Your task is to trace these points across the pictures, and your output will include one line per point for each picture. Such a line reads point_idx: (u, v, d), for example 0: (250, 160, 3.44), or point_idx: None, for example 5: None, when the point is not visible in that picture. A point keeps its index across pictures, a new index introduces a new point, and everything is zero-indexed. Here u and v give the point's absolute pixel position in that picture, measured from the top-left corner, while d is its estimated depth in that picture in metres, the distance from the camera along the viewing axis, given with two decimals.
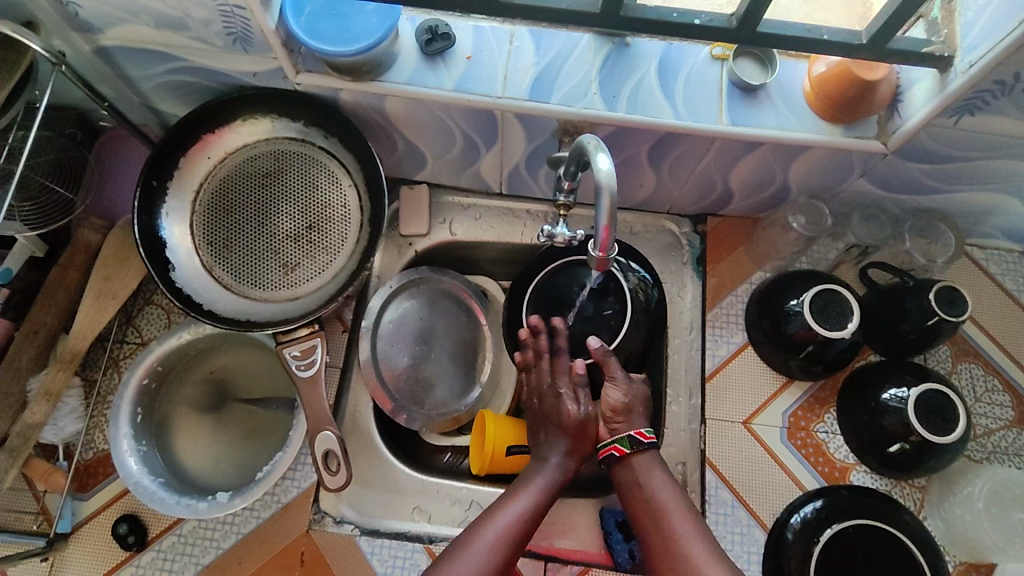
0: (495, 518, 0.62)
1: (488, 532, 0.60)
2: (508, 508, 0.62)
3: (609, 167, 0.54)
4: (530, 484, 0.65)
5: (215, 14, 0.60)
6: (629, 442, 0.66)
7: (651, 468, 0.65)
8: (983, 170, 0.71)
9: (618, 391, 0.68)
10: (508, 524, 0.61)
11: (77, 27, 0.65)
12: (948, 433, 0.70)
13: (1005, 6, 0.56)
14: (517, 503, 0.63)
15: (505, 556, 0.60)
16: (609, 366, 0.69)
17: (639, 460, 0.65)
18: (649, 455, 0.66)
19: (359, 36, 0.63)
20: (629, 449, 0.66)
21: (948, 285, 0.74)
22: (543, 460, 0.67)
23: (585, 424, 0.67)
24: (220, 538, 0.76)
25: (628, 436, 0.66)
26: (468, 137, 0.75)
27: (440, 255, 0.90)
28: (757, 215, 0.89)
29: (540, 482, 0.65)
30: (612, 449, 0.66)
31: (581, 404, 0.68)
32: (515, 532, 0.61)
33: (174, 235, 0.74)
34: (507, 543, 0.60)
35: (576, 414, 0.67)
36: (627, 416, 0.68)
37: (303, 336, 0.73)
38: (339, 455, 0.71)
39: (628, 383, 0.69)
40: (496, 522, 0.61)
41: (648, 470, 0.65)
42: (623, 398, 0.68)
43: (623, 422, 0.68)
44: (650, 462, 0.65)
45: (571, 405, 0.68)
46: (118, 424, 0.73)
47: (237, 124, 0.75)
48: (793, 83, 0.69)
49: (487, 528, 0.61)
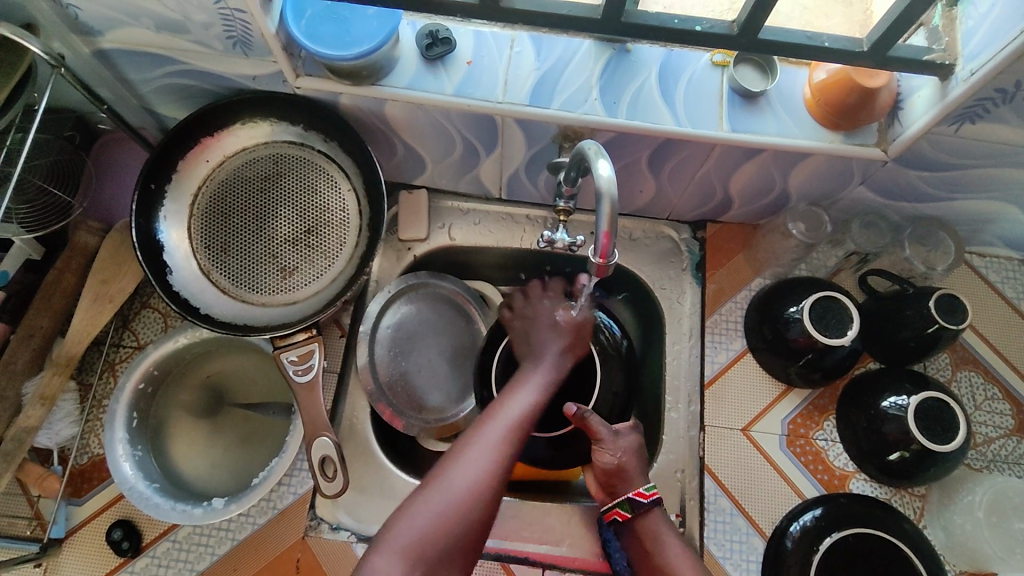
0: (498, 413, 0.61)
1: (494, 424, 0.60)
2: (511, 402, 0.62)
3: (610, 174, 0.53)
4: (529, 377, 0.64)
5: (215, 18, 0.60)
6: (630, 506, 0.64)
7: (660, 528, 0.64)
8: (983, 178, 0.71)
9: (608, 454, 0.66)
10: (520, 414, 0.61)
11: (77, 30, 0.65)
12: (948, 441, 0.70)
13: (1006, 14, 0.56)
14: (520, 396, 0.62)
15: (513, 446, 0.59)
16: (592, 427, 0.65)
17: (649, 521, 0.64)
18: (657, 514, 0.64)
19: (360, 40, 0.63)
20: (631, 513, 0.64)
21: (948, 292, 0.74)
22: (539, 355, 0.67)
23: (582, 325, 0.69)
24: (215, 544, 0.75)
25: (628, 499, 0.65)
26: (468, 142, 0.75)
27: (439, 260, 0.90)
28: (756, 222, 0.88)
29: (540, 375, 0.64)
30: (615, 514, 0.65)
31: (578, 310, 0.70)
32: (520, 423, 0.60)
33: (172, 239, 0.73)
34: (514, 433, 0.59)
35: (574, 317, 0.69)
36: (623, 476, 0.66)
37: (300, 341, 0.72)
38: (336, 462, 0.71)
39: (614, 440, 0.66)
40: (500, 415, 0.61)
41: (657, 532, 0.64)
42: (615, 459, 0.66)
43: (621, 483, 0.66)
44: (655, 522, 0.64)
45: (566, 311, 0.70)
46: (114, 429, 0.72)
47: (236, 128, 0.75)
48: (794, 91, 0.69)
49: (490, 421, 0.60)
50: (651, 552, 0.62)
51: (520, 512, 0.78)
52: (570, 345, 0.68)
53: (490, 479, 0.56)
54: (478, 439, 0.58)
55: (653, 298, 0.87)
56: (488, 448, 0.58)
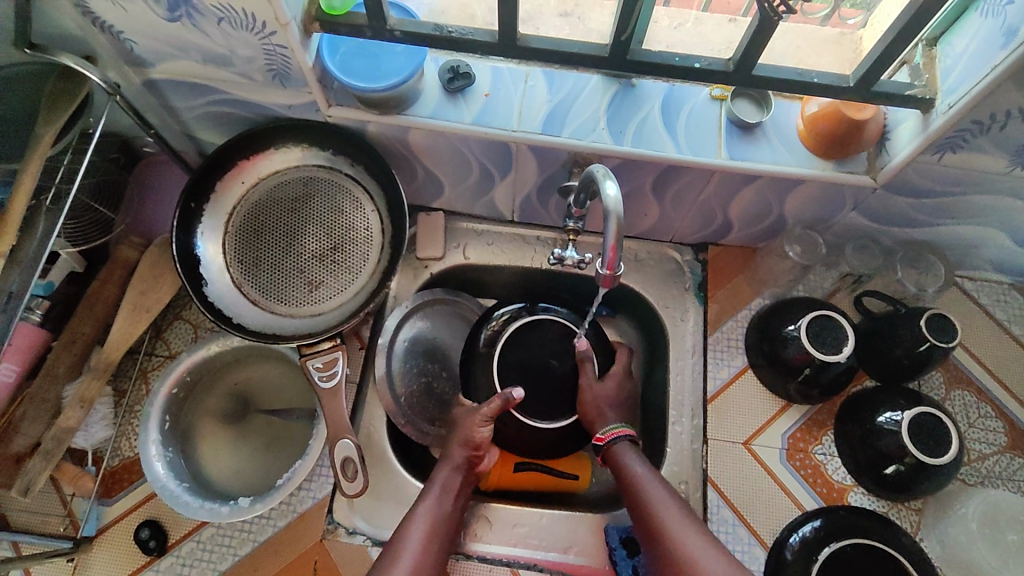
0: (410, 526, 0.68)
1: (414, 528, 0.67)
2: (423, 505, 0.70)
3: (616, 193, 0.58)
4: (433, 489, 0.72)
5: (259, 52, 0.66)
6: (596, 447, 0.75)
7: (629, 454, 0.72)
8: (968, 204, 0.76)
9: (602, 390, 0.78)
10: (435, 515, 0.69)
11: (131, 62, 0.71)
12: (940, 455, 0.73)
13: (980, 55, 0.61)
14: (431, 499, 0.71)
15: (435, 543, 0.67)
16: (585, 369, 0.79)
17: (614, 451, 0.73)
18: (626, 443, 0.73)
19: (389, 74, 0.69)
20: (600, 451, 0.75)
21: (938, 313, 0.78)
22: (438, 465, 0.75)
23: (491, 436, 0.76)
24: (238, 545, 0.79)
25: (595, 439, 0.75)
26: (484, 166, 0.80)
27: (453, 279, 0.95)
28: (755, 245, 0.93)
29: (450, 478, 0.73)
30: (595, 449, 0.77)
31: (488, 425, 0.75)
32: (438, 522, 0.69)
33: (208, 252, 0.79)
34: (432, 536, 0.67)
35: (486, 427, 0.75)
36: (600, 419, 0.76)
37: (325, 349, 0.77)
38: (357, 463, 0.75)
39: (597, 384, 0.78)
40: (419, 516, 0.69)
41: (628, 457, 0.72)
42: (593, 399, 0.77)
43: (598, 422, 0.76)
44: (628, 448, 0.73)
45: (479, 429, 0.75)
46: (148, 430, 0.77)
47: (271, 151, 0.81)
48: (788, 122, 0.74)
49: (409, 527, 0.67)
50: (623, 474, 0.71)
51: (529, 519, 0.81)
52: (472, 449, 0.75)
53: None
54: (407, 542, 0.66)
55: (657, 315, 0.91)
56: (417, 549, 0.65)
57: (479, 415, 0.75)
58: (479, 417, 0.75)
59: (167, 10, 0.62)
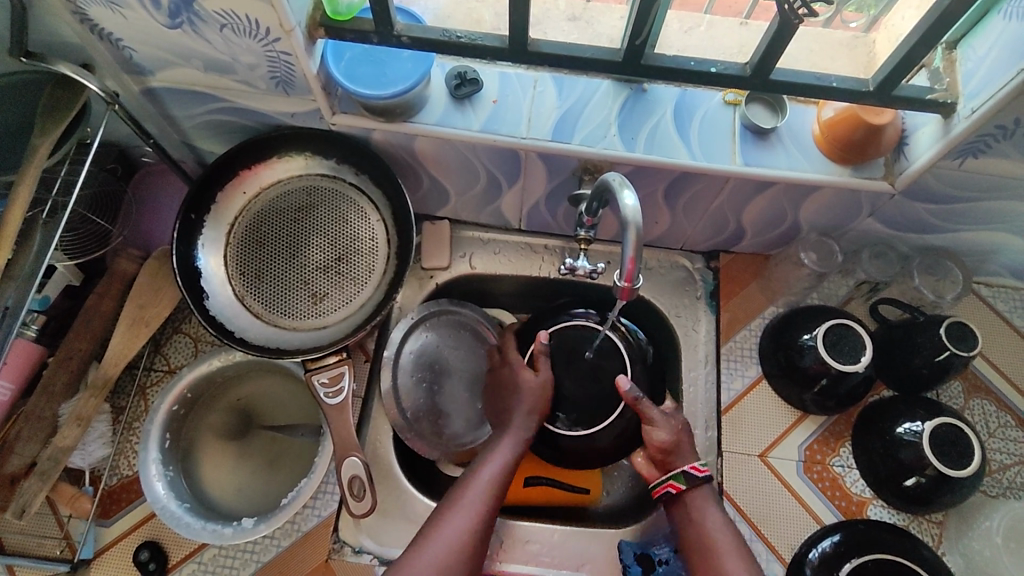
0: (478, 473, 0.68)
1: (472, 488, 0.67)
2: (485, 468, 0.68)
3: (634, 203, 0.56)
4: (506, 439, 0.71)
5: (262, 59, 0.64)
6: (683, 478, 0.69)
7: (707, 504, 0.68)
8: (986, 210, 0.75)
9: (662, 431, 0.71)
10: (492, 479, 0.68)
11: (130, 70, 0.70)
12: (963, 467, 0.71)
13: (1004, 57, 0.60)
14: (503, 450, 0.70)
15: (489, 506, 0.66)
16: (642, 410, 0.71)
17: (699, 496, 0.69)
18: (706, 488, 0.69)
19: (395, 80, 0.67)
20: (684, 485, 0.68)
21: (958, 321, 0.76)
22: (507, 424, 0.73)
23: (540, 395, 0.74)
24: (240, 566, 0.76)
25: (683, 471, 0.69)
26: (492, 174, 0.79)
27: (459, 288, 0.92)
28: (767, 253, 0.91)
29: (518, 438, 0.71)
30: (669, 486, 0.69)
31: (539, 372, 0.75)
32: (493, 487, 0.67)
33: (210, 265, 0.77)
34: (494, 488, 0.67)
35: (534, 386, 0.74)
36: (674, 453, 0.71)
37: (331, 363, 0.75)
38: (365, 481, 0.72)
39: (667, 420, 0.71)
40: (491, 462, 0.69)
41: (704, 507, 0.68)
42: (668, 437, 0.70)
43: (675, 458, 0.71)
44: (704, 496, 0.69)
45: (526, 373, 0.75)
46: (148, 449, 0.75)
47: (273, 161, 0.79)
48: (802, 128, 0.73)
49: (475, 476, 0.68)
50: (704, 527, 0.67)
51: (541, 536, 0.79)
52: (540, 415, 0.73)
53: (468, 541, 0.64)
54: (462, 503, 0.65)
55: (669, 325, 0.89)
56: (467, 513, 0.65)
57: (533, 371, 0.75)
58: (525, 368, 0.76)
59: (168, 17, 0.60)
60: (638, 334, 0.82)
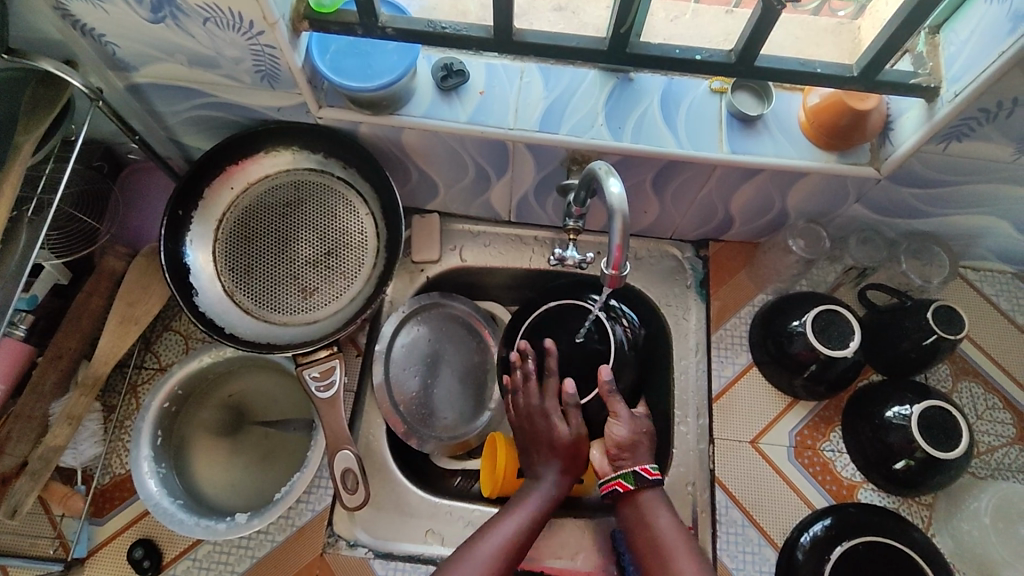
0: (497, 529, 0.68)
1: (485, 545, 0.66)
2: (501, 527, 0.68)
3: (620, 191, 0.57)
4: (530, 498, 0.71)
5: (246, 53, 0.64)
6: (633, 478, 0.69)
7: (655, 505, 0.68)
8: (972, 193, 0.75)
9: (622, 427, 0.72)
10: (508, 537, 0.67)
11: (113, 65, 0.69)
12: (951, 448, 0.72)
13: (986, 41, 0.60)
14: (523, 510, 0.70)
15: (501, 564, 0.65)
16: (610, 401, 0.73)
17: (643, 498, 0.69)
18: (655, 492, 0.69)
19: (381, 72, 0.67)
20: (633, 485, 0.69)
21: (946, 304, 0.76)
22: (533, 482, 0.73)
23: (574, 445, 0.73)
24: (235, 562, 0.76)
25: (633, 471, 0.70)
26: (480, 166, 0.79)
27: (450, 281, 0.92)
28: (756, 240, 0.92)
29: (538, 499, 0.71)
30: (616, 484, 0.70)
31: (573, 426, 0.74)
32: (508, 544, 0.66)
33: (198, 261, 0.76)
34: (510, 545, 0.66)
35: (566, 437, 0.73)
36: (632, 452, 0.71)
37: (322, 358, 0.75)
38: (358, 474, 0.73)
39: (631, 419, 0.72)
40: (494, 536, 0.67)
41: (654, 508, 0.68)
42: (627, 434, 0.71)
43: (630, 457, 0.71)
44: (654, 498, 0.69)
45: (560, 427, 0.73)
46: (140, 446, 0.75)
47: (261, 156, 0.79)
48: (788, 115, 0.73)
49: (493, 532, 0.67)
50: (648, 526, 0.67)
51: None
52: (570, 475, 0.73)
53: None
54: (472, 558, 0.64)
55: (659, 314, 0.89)
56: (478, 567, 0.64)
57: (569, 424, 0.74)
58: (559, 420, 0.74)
59: (150, 11, 0.60)
60: (637, 325, 0.80)
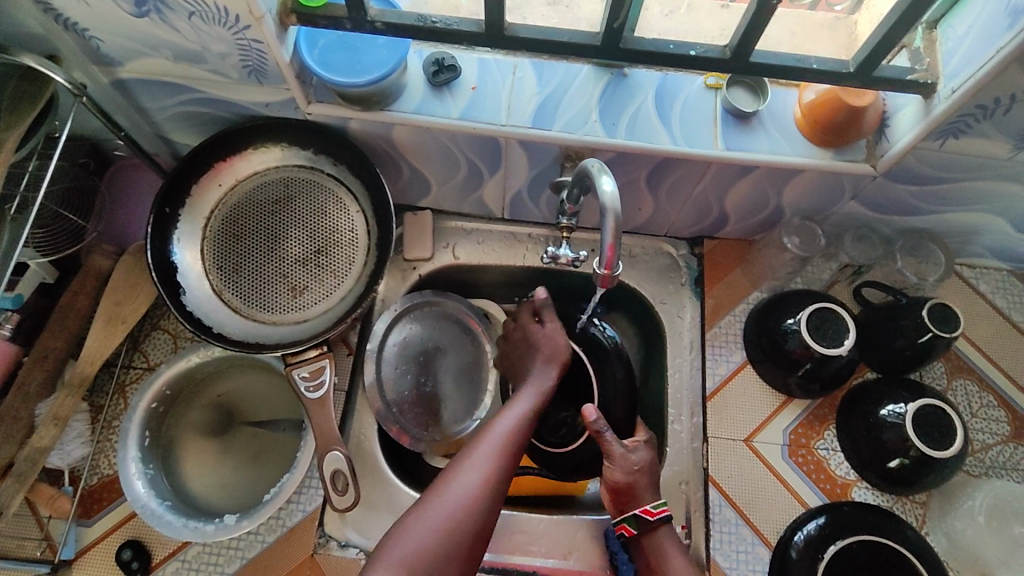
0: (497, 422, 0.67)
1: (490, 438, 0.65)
2: (501, 419, 0.67)
3: (613, 189, 0.56)
4: (524, 392, 0.71)
5: (232, 48, 0.62)
6: (635, 522, 0.69)
7: (665, 544, 0.68)
8: (969, 190, 0.74)
9: (617, 472, 0.70)
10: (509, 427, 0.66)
11: (97, 61, 0.67)
12: (945, 448, 0.71)
13: (983, 37, 0.59)
14: (521, 402, 0.70)
15: (507, 454, 0.64)
16: (605, 443, 0.70)
17: (656, 535, 0.69)
18: (667, 529, 0.69)
19: (371, 68, 0.65)
20: (637, 529, 0.69)
21: (941, 302, 0.76)
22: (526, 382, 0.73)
23: (558, 343, 0.76)
24: (225, 563, 0.76)
25: (634, 516, 0.69)
26: (472, 163, 0.78)
27: (443, 279, 0.91)
28: (752, 237, 0.91)
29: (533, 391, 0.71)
30: (622, 529, 0.70)
31: (551, 322, 0.77)
32: (511, 434, 0.66)
33: (186, 260, 0.75)
34: (513, 433, 0.66)
35: (544, 334, 0.77)
36: (632, 495, 0.70)
37: (311, 358, 0.74)
38: (348, 475, 0.72)
39: (626, 459, 0.70)
40: (489, 439, 0.65)
41: (665, 547, 0.68)
42: (624, 479, 0.69)
43: (631, 499, 0.70)
44: (664, 537, 0.68)
45: (536, 327, 0.78)
46: (127, 448, 0.74)
47: (249, 152, 0.77)
48: (784, 111, 0.72)
49: (494, 425, 0.67)
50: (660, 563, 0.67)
51: (528, 525, 0.79)
52: (561, 363, 0.75)
53: (486, 490, 0.61)
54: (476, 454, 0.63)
55: (654, 312, 0.88)
56: (483, 461, 0.63)
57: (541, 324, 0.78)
58: (533, 323, 0.78)
59: (134, 5, 0.58)
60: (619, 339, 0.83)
